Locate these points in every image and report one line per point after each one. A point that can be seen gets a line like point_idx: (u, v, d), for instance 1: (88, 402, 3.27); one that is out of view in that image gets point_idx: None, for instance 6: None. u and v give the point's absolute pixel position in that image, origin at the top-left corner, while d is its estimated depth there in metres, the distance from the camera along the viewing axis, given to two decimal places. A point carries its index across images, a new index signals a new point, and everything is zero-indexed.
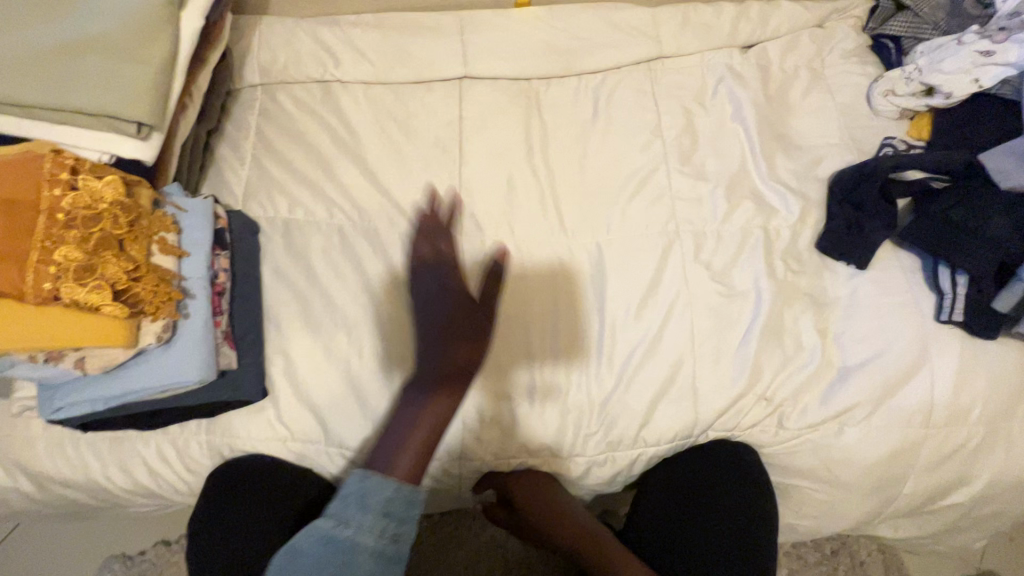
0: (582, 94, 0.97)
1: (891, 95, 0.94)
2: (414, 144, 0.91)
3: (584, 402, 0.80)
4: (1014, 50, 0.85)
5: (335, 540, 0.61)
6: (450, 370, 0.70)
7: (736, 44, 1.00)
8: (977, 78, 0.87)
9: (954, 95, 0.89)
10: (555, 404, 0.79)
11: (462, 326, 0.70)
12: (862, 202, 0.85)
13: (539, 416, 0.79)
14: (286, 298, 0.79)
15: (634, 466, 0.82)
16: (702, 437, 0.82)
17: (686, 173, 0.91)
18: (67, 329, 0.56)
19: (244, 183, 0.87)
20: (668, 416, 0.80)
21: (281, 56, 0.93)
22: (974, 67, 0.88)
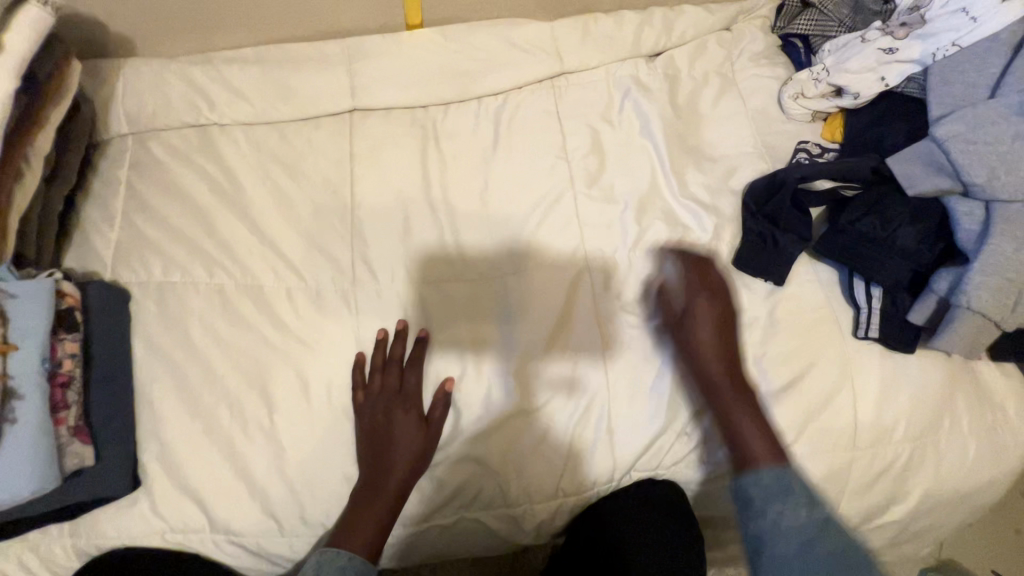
0: (481, 119, 0.91)
1: (801, 97, 0.90)
2: (300, 187, 0.84)
3: (496, 458, 0.73)
4: (917, 46, 0.82)
5: None
6: (397, 476, 0.69)
7: (642, 54, 0.96)
8: (882, 77, 0.84)
9: (862, 94, 0.85)
10: (465, 459, 0.74)
11: (405, 446, 0.70)
12: (776, 216, 0.81)
13: (446, 474, 0.73)
14: (158, 373, 0.72)
15: (558, 516, 0.77)
16: (627, 479, 0.79)
17: (594, 198, 0.86)
18: None
19: (113, 247, 0.79)
20: (591, 460, 0.76)
21: (149, 102, 0.86)
22: (879, 65, 0.85)
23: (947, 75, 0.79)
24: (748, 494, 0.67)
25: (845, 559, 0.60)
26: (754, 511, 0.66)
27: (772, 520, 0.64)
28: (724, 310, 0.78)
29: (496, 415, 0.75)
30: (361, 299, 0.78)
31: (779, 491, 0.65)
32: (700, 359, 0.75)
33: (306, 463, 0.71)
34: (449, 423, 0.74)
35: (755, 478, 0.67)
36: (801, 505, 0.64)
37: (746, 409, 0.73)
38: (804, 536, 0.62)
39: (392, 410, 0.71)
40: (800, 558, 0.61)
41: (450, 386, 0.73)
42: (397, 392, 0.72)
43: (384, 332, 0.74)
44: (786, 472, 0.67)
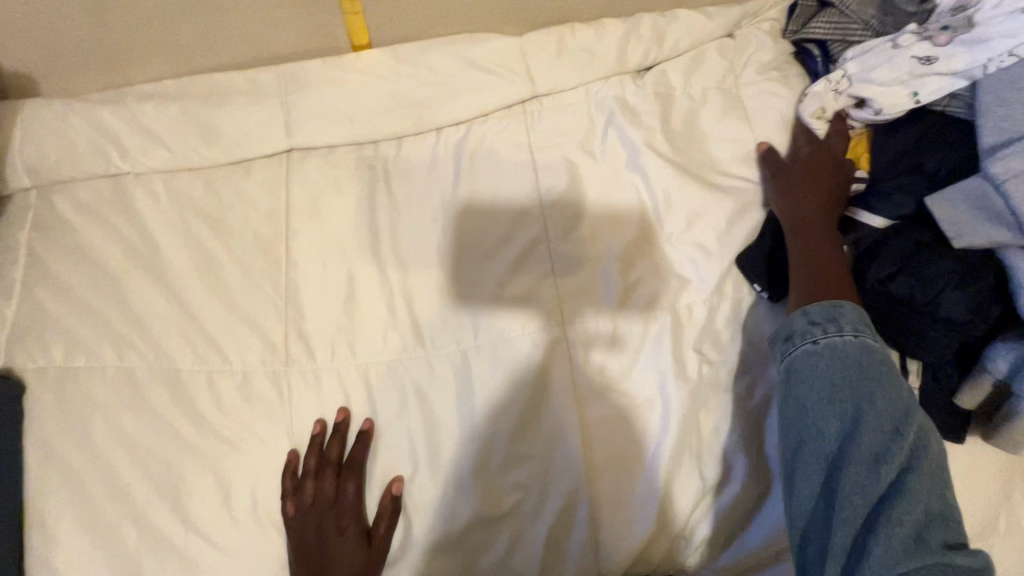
0: (439, 155, 0.78)
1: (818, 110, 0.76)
2: (228, 246, 0.72)
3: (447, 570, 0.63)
4: (961, 56, 0.67)
5: None
6: None
7: (628, 69, 0.81)
8: (914, 92, 0.70)
9: (885, 112, 0.71)
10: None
11: (340, 562, 0.61)
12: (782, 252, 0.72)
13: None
14: (56, 485, 0.61)
15: None
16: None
17: (573, 246, 0.73)
18: None
19: (9, 327, 0.68)
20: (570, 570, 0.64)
21: (50, 151, 0.74)
22: (911, 76, 0.70)
23: (1004, 94, 0.63)
24: (789, 327, 0.63)
25: (874, 372, 0.57)
26: (788, 345, 0.62)
27: (807, 349, 0.60)
28: (835, 163, 0.71)
29: (449, 523, 0.63)
30: (296, 382, 0.66)
31: (828, 319, 0.60)
32: (789, 199, 0.71)
33: None
34: (399, 537, 0.64)
35: (800, 314, 0.62)
36: (847, 328, 0.59)
37: (825, 262, 0.66)
38: (839, 355, 0.58)
39: (326, 522, 0.62)
40: (829, 378, 0.58)
41: (396, 488, 0.63)
42: (334, 501, 0.63)
43: (321, 425, 0.64)
44: (838, 307, 0.61)
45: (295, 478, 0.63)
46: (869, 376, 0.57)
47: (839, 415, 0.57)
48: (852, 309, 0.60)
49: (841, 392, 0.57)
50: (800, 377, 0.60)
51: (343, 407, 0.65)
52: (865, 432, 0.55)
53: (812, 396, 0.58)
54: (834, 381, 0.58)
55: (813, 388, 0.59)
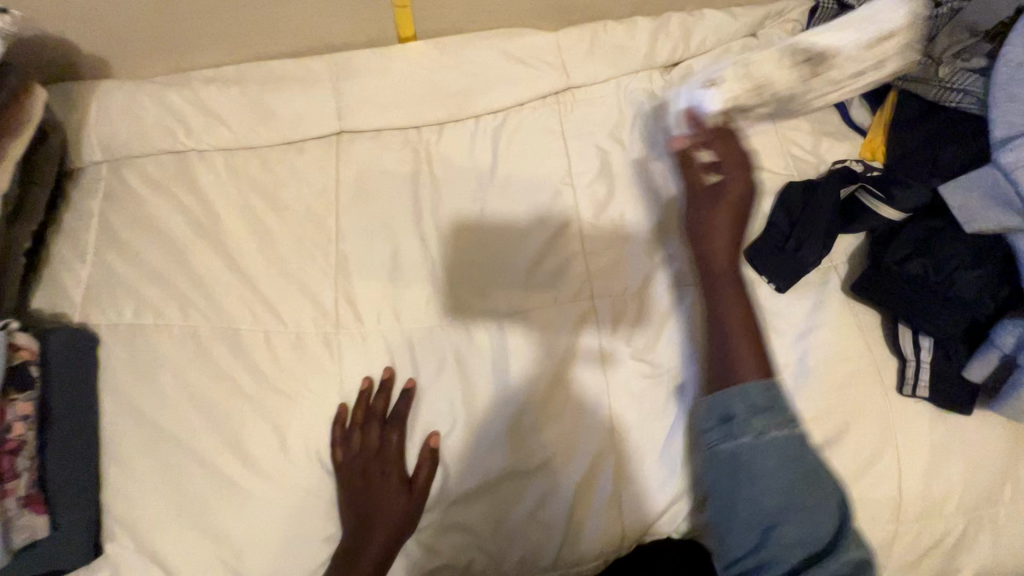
0: (478, 141, 0.83)
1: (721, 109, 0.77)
2: (282, 219, 0.78)
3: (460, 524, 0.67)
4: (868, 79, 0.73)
5: None
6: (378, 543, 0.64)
7: (656, 65, 0.86)
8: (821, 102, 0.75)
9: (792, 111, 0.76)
10: (442, 527, 0.68)
11: (383, 511, 0.65)
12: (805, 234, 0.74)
13: (424, 543, 0.67)
14: (127, 427, 0.67)
15: None
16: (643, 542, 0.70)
17: (601, 228, 0.78)
18: None
19: (85, 286, 0.75)
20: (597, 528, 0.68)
21: (122, 128, 0.80)
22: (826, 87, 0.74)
23: (1013, 89, 0.67)
24: (729, 411, 0.62)
25: (812, 466, 0.60)
26: (729, 431, 0.62)
27: (750, 441, 0.61)
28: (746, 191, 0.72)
29: (478, 472, 0.68)
30: (345, 344, 0.72)
31: (762, 405, 0.62)
32: (709, 238, 0.71)
33: (284, 526, 0.66)
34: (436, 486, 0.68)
35: (741, 397, 0.62)
36: (785, 418, 0.61)
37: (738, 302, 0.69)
38: (780, 448, 0.60)
39: (365, 475, 0.67)
40: (777, 475, 0.59)
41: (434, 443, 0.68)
42: (376, 454, 0.67)
43: (368, 382, 0.69)
44: (772, 390, 0.62)
45: (344, 429, 0.68)
46: (802, 465, 0.60)
47: (794, 519, 0.59)
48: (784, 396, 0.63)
49: (791, 488, 0.59)
50: (745, 471, 0.60)
51: (388, 367, 0.71)
52: (810, 528, 0.58)
53: (758, 492, 0.60)
54: (785, 479, 0.59)
55: (764, 486, 0.59)
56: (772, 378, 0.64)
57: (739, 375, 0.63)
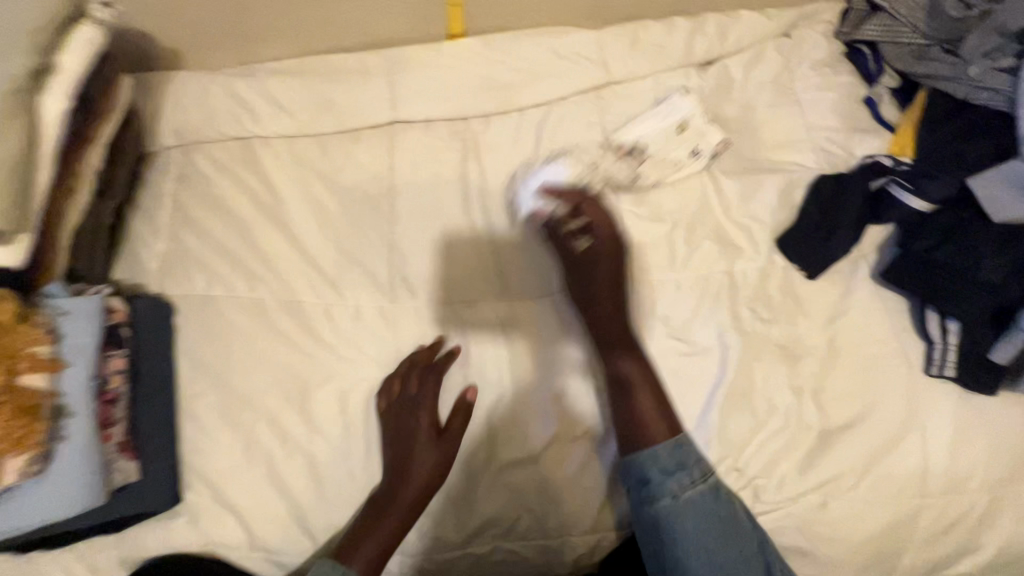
0: (523, 132, 0.88)
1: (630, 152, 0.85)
2: (341, 203, 0.84)
3: (483, 490, 0.71)
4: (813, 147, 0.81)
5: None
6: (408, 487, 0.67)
7: (693, 63, 0.91)
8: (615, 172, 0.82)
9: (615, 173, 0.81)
10: (468, 487, 0.71)
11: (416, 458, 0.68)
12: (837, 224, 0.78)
13: (449, 502, 0.71)
14: (202, 388, 0.73)
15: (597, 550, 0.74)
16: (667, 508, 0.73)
17: (639, 215, 0.83)
18: None
19: (161, 259, 0.81)
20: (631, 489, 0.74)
21: (195, 115, 0.86)
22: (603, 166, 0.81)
23: None
24: (645, 475, 0.69)
25: (726, 514, 0.68)
26: (647, 495, 0.69)
27: (668, 503, 0.68)
28: (615, 248, 0.76)
29: (516, 435, 0.72)
30: (401, 318, 0.77)
31: (675, 467, 0.69)
32: (597, 304, 0.74)
33: (345, 482, 0.71)
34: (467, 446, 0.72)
35: (653, 460, 0.68)
36: (696, 477, 0.68)
37: (636, 369, 0.71)
38: (693, 506, 0.68)
39: (406, 427, 0.70)
40: (693, 532, 0.68)
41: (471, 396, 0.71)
42: (411, 407, 0.71)
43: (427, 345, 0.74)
44: (683, 448, 0.69)
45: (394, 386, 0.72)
46: (716, 515, 0.68)
47: (717, 562, 0.68)
48: (693, 456, 0.69)
49: (709, 538, 0.68)
50: (666, 534, 0.68)
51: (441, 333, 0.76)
52: None
53: (679, 547, 0.68)
54: (704, 530, 0.68)
55: (684, 544, 0.68)
56: (681, 435, 0.70)
57: (645, 441, 0.69)
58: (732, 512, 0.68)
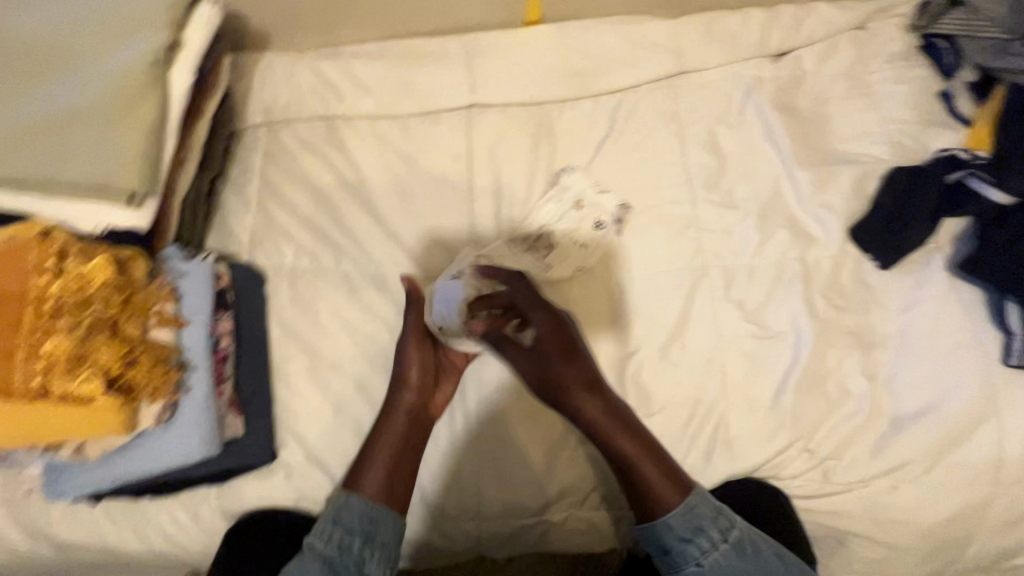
0: (598, 117, 0.89)
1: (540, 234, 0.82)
2: (421, 181, 0.86)
3: (524, 463, 0.73)
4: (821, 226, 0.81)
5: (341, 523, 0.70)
6: (404, 396, 0.72)
7: (767, 54, 0.91)
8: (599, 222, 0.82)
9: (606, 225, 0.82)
10: (480, 437, 0.74)
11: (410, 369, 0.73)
12: (915, 215, 0.79)
13: (448, 459, 0.74)
14: (293, 353, 0.76)
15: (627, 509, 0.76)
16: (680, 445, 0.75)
17: (712, 202, 0.84)
18: (68, 420, 0.55)
19: (250, 230, 0.84)
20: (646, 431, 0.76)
21: (283, 94, 0.89)
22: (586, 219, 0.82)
23: None
24: (665, 545, 0.71)
25: (751, 561, 0.70)
26: (673, 562, 0.71)
27: (694, 570, 0.70)
28: (555, 325, 0.71)
29: (515, 383, 0.75)
30: None
31: (693, 527, 0.70)
32: (562, 395, 0.71)
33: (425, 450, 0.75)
34: (458, 390, 0.76)
35: (669, 531, 0.70)
36: (713, 539, 0.69)
37: (616, 427, 0.70)
38: (719, 568, 0.70)
39: (402, 349, 0.74)
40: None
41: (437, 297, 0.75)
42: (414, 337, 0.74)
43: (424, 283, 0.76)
44: (693, 510, 0.70)
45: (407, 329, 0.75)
46: (742, 564, 0.70)
47: None
48: (705, 515, 0.70)
49: None
50: None
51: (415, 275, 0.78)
52: None
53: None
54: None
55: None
56: (694, 495, 0.70)
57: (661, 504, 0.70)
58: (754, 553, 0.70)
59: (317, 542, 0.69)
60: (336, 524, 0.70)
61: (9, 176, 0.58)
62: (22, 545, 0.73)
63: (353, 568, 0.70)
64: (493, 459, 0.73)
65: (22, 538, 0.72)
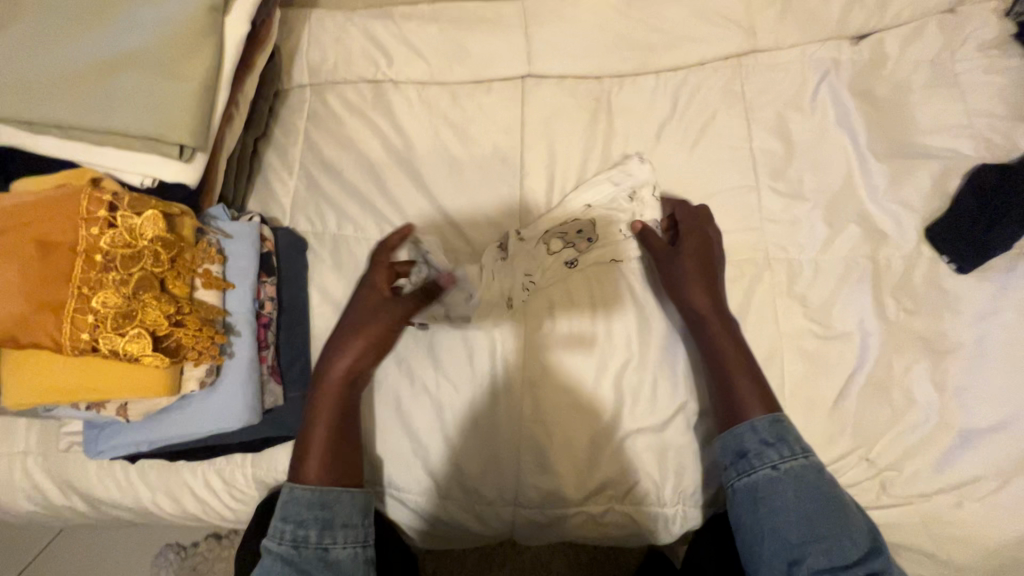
0: (659, 95, 0.84)
1: (576, 231, 0.76)
2: (469, 152, 0.82)
3: (568, 444, 0.72)
4: (892, 219, 0.77)
5: (291, 514, 0.64)
6: (340, 363, 0.69)
7: (846, 35, 0.85)
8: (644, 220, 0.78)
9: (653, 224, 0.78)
10: (499, 395, 0.72)
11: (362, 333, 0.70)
12: (1002, 216, 0.73)
13: (450, 417, 0.73)
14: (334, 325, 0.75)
15: (661, 489, 0.72)
16: (678, 420, 0.72)
17: (778, 191, 0.79)
18: (117, 378, 0.53)
19: (292, 195, 0.81)
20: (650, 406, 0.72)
21: (331, 54, 0.86)
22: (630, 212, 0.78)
23: None
24: (742, 446, 0.66)
25: (830, 492, 0.64)
26: (744, 466, 0.66)
27: (769, 473, 0.65)
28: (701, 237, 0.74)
29: (481, 347, 0.73)
30: None
31: (773, 440, 0.66)
32: (683, 292, 0.72)
33: (463, 435, 0.72)
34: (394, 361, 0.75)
35: (752, 432, 0.66)
36: (798, 449, 0.65)
37: (728, 336, 0.70)
38: (799, 480, 0.64)
39: (344, 317, 0.72)
40: (797, 505, 0.63)
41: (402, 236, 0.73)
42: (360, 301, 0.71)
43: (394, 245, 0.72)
44: (779, 423, 0.67)
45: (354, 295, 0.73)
46: (817, 490, 0.64)
47: (824, 551, 0.61)
48: (792, 426, 0.67)
49: (815, 518, 0.63)
50: (765, 505, 0.64)
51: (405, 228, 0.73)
52: (833, 557, 0.61)
53: (779, 520, 0.63)
54: (807, 508, 0.63)
55: (785, 517, 0.63)
56: (778, 413, 0.68)
57: (747, 410, 0.67)
58: (831, 490, 0.64)
59: (271, 543, 0.62)
60: (286, 520, 0.63)
61: (55, 121, 0.55)
62: (56, 498, 0.73)
63: (317, 561, 0.63)
64: (559, 382, 0.72)
65: (55, 492, 0.73)
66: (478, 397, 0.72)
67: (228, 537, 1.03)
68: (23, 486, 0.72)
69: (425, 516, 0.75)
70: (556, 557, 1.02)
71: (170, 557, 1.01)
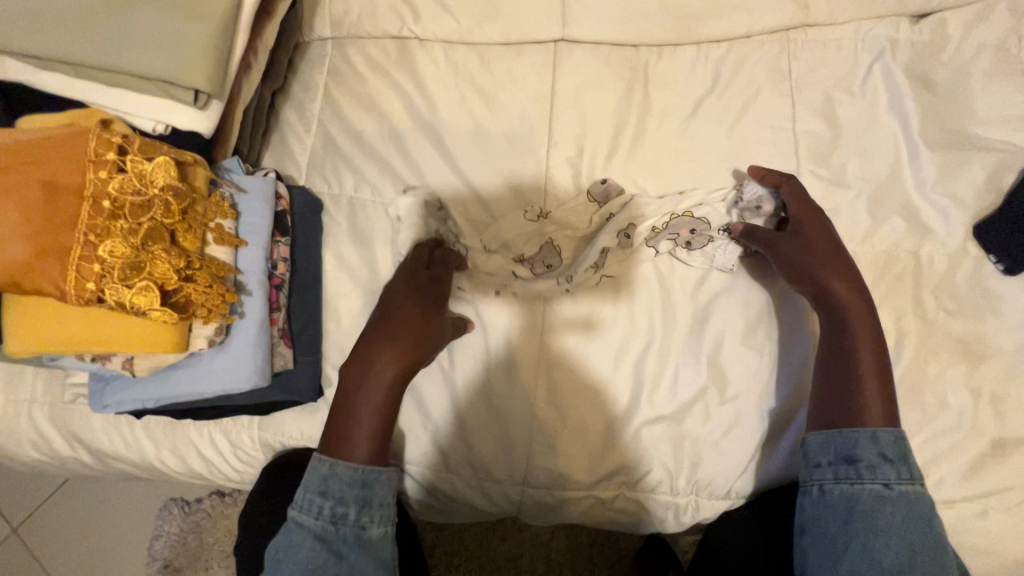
0: (700, 69, 0.80)
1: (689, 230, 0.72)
2: (496, 118, 0.78)
3: (582, 431, 0.70)
4: (937, 216, 0.73)
5: (330, 489, 0.58)
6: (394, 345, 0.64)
7: (907, 13, 0.78)
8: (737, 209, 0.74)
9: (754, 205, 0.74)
10: (519, 371, 0.70)
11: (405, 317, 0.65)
12: None
13: (465, 393, 0.71)
14: (347, 290, 0.73)
15: (675, 480, 0.71)
16: (699, 410, 0.70)
17: (819, 178, 0.75)
18: (123, 332, 0.52)
19: (309, 154, 0.78)
20: (671, 395, 0.70)
21: (355, 5, 0.81)
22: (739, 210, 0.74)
23: None
24: (855, 453, 0.60)
25: (936, 533, 0.58)
26: (851, 473, 0.60)
27: (877, 489, 0.59)
28: (817, 218, 0.69)
29: (517, 327, 0.70)
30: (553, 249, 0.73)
31: (892, 453, 0.60)
32: (819, 283, 0.66)
33: (473, 410, 0.70)
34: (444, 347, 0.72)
35: (872, 442, 0.60)
36: (917, 475, 0.60)
37: (870, 337, 0.64)
38: (908, 507, 0.59)
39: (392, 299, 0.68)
40: (899, 533, 0.57)
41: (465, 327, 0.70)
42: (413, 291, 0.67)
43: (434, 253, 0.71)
44: (902, 442, 0.61)
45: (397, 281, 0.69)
46: (925, 524, 0.58)
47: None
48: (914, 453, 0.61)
49: (915, 552, 0.57)
50: (863, 519, 0.59)
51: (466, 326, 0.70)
52: None
53: (876, 539, 0.57)
54: (910, 540, 0.57)
55: (884, 539, 0.57)
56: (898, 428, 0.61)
57: (867, 418, 0.61)
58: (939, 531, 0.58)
59: (305, 517, 0.57)
60: (324, 496, 0.58)
61: (63, 56, 0.52)
62: (62, 448, 0.72)
63: (353, 541, 0.57)
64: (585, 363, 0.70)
65: (61, 442, 0.72)
66: (492, 373, 0.70)
67: (231, 495, 1.02)
68: (28, 434, 0.71)
69: (429, 488, 0.74)
70: (557, 536, 1.01)
71: (174, 511, 1.01)
